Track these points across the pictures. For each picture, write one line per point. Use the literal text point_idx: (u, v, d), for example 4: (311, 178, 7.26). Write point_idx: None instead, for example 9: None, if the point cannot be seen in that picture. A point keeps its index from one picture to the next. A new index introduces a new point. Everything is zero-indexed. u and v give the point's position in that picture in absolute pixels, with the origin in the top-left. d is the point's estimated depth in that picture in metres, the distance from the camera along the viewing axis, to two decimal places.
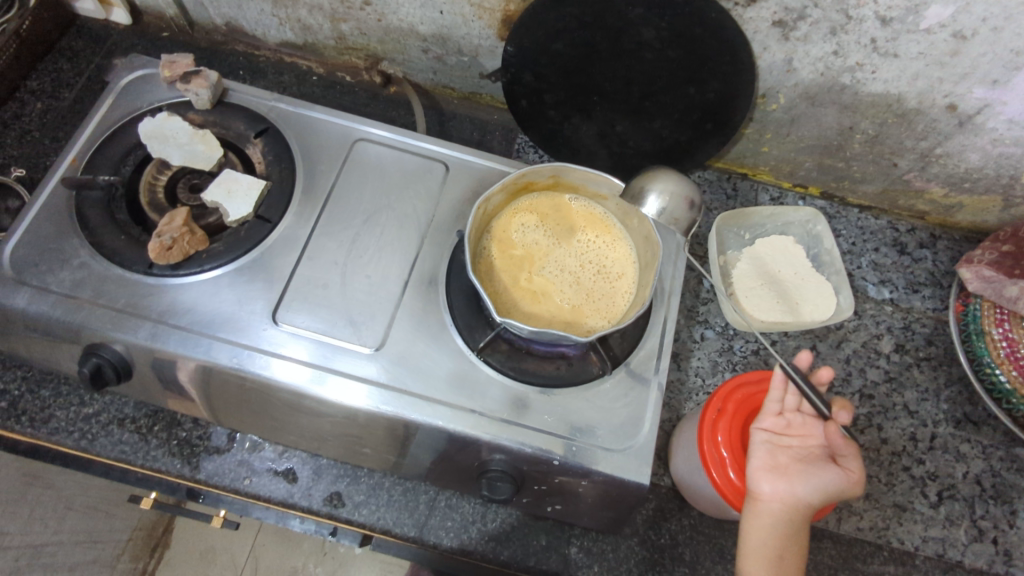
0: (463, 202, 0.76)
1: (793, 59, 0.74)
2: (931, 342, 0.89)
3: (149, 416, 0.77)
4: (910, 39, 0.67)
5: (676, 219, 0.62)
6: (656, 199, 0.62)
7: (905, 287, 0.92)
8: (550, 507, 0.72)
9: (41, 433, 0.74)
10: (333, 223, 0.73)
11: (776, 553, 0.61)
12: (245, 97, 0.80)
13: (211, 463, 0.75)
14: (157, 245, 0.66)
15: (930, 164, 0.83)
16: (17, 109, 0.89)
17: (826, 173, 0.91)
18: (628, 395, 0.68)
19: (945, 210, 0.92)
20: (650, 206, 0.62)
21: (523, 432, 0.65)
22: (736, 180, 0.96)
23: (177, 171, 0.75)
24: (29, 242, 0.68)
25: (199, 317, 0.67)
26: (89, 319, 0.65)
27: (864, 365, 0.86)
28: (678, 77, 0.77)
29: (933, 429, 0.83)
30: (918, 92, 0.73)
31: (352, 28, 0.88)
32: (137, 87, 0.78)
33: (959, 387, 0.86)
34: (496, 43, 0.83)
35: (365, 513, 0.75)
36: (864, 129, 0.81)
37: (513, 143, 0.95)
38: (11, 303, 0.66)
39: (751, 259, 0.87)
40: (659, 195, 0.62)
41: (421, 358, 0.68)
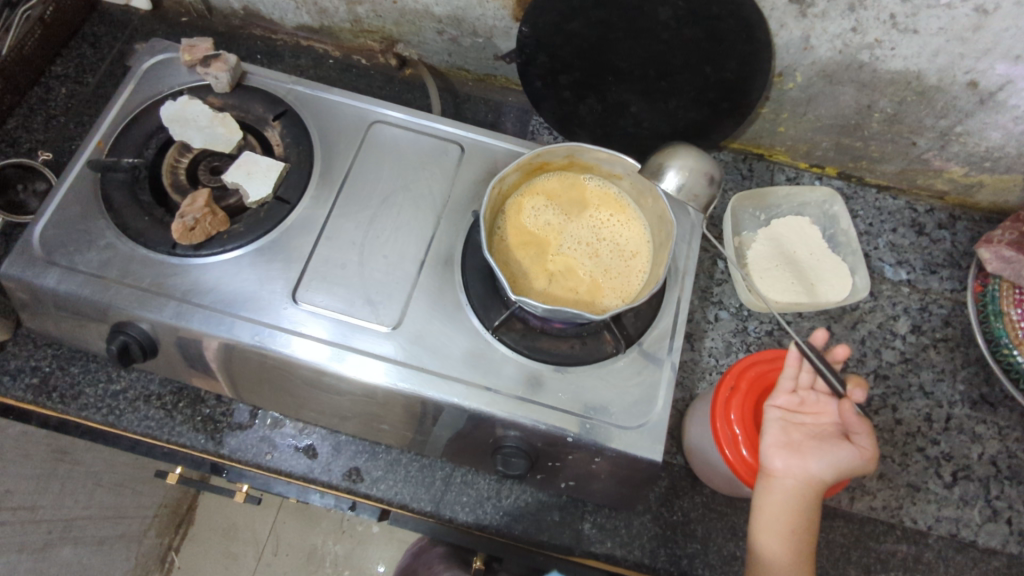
0: (479, 183, 0.77)
1: (811, 37, 0.73)
2: (949, 323, 0.88)
3: (175, 393, 0.79)
4: (930, 15, 0.66)
5: (696, 194, 0.62)
6: (675, 174, 0.62)
7: (922, 268, 0.91)
8: (564, 484, 0.73)
9: (71, 409, 0.77)
10: (351, 204, 0.74)
11: (790, 528, 0.62)
12: (264, 80, 0.81)
13: (234, 438, 0.77)
14: (180, 226, 0.68)
15: (950, 142, 0.82)
16: (43, 94, 0.91)
17: (844, 153, 0.91)
18: (641, 374, 0.69)
19: (965, 190, 0.91)
20: (669, 181, 0.62)
21: (538, 409, 0.66)
22: (751, 161, 0.96)
23: (198, 154, 0.76)
24: (57, 223, 0.70)
25: (221, 297, 0.68)
26: (116, 297, 0.67)
27: (879, 346, 0.86)
28: (695, 56, 0.77)
29: (949, 410, 0.83)
30: (938, 69, 0.72)
31: (368, 10, 0.89)
32: (158, 72, 0.80)
33: (976, 368, 0.85)
34: (510, 23, 0.84)
35: (383, 488, 0.76)
36: (882, 107, 0.80)
37: (528, 125, 0.96)
38: (41, 282, 0.68)
39: (766, 240, 0.87)
40: (678, 170, 0.62)
41: (437, 336, 0.69)
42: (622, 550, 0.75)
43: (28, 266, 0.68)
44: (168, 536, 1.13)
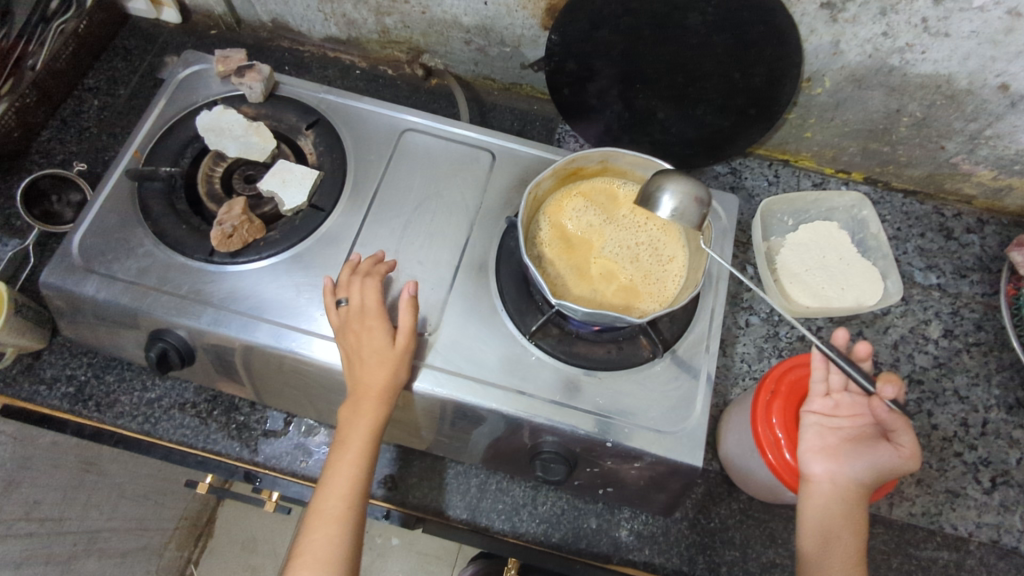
0: (511, 190, 0.77)
1: (841, 41, 0.73)
2: (981, 327, 0.87)
3: (209, 401, 0.80)
4: (963, 18, 0.66)
5: (690, 220, 0.61)
6: (670, 199, 0.61)
7: (952, 272, 0.90)
8: (602, 490, 0.73)
9: (107, 417, 0.78)
10: (385, 212, 0.75)
11: (841, 530, 0.61)
12: (296, 90, 0.82)
13: (268, 446, 0.78)
14: (219, 233, 0.69)
15: (979, 146, 0.82)
16: (76, 106, 0.92)
17: (871, 158, 0.91)
18: (678, 378, 0.69)
19: (993, 194, 0.91)
20: (664, 206, 0.62)
21: (576, 413, 0.66)
22: (778, 167, 0.96)
23: (232, 163, 0.77)
24: (95, 232, 0.71)
25: (259, 304, 0.69)
26: (154, 305, 0.68)
27: (912, 351, 0.85)
28: (723, 63, 0.77)
29: (984, 415, 0.82)
30: (969, 72, 0.72)
31: (396, 21, 0.90)
32: (192, 82, 0.81)
33: (1010, 372, 0.85)
34: (539, 32, 0.84)
35: (417, 495, 0.76)
36: (911, 111, 0.80)
37: (554, 132, 0.96)
38: (80, 290, 0.68)
39: (796, 245, 0.87)
40: (673, 195, 0.61)
41: (474, 342, 0.69)
42: (659, 558, 0.74)
43: (67, 274, 0.69)
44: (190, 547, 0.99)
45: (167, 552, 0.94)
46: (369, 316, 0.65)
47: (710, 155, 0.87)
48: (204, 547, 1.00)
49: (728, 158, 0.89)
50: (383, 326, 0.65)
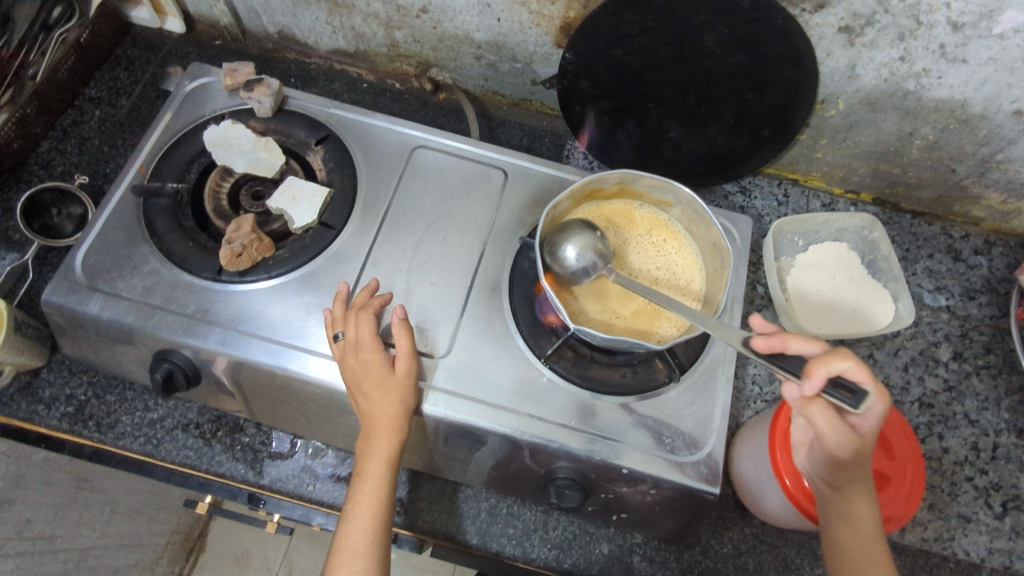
0: (523, 209, 0.76)
1: (857, 65, 0.73)
2: (990, 350, 0.87)
3: (213, 422, 0.79)
4: (981, 45, 0.66)
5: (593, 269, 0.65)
6: (571, 248, 0.65)
7: (961, 294, 0.90)
8: (616, 516, 0.72)
9: (106, 438, 0.77)
10: (396, 230, 0.74)
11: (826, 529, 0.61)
12: (305, 104, 0.80)
13: (274, 468, 0.77)
14: (228, 252, 0.68)
15: (990, 169, 0.82)
16: (77, 116, 0.91)
17: (880, 179, 0.91)
18: (694, 403, 0.68)
19: (1001, 216, 0.91)
20: (567, 256, 0.65)
21: (591, 439, 0.65)
22: (787, 186, 0.96)
23: (239, 179, 0.76)
24: (100, 249, 0.69)
25: (269, 324, 0.67)
26: (160, 325, 0.67)
27: (922, 374, 0.85)
28: (738, 84, 0.76)
29: (995, 439, 0.82)
30: (984, 97, 0.72)
31: (406, 35, 0.89)
32: (199, 96, 0.79)
33: (1020, 396, 0.84)
34: (552, 49, 0.84)
35: (427, 520, 0.75)
36: (924, 134, 0.80)
37: (563, 149, 0.95)
38: (84, 309, 0.67)
39: (806, 267, 0.87)
40: (574, 245, 0.65)
41: (488, 366, 0.68)
42: None
43: (71, 293, 0.67)
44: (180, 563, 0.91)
45: (156, 567, 0.87)
46: (365, 348, 0.63)
47: (721, 175, 0.87)
48: (196, 561, 0.93)
49: (738, 178, 0.88)
50: (381, 358, 0.63)
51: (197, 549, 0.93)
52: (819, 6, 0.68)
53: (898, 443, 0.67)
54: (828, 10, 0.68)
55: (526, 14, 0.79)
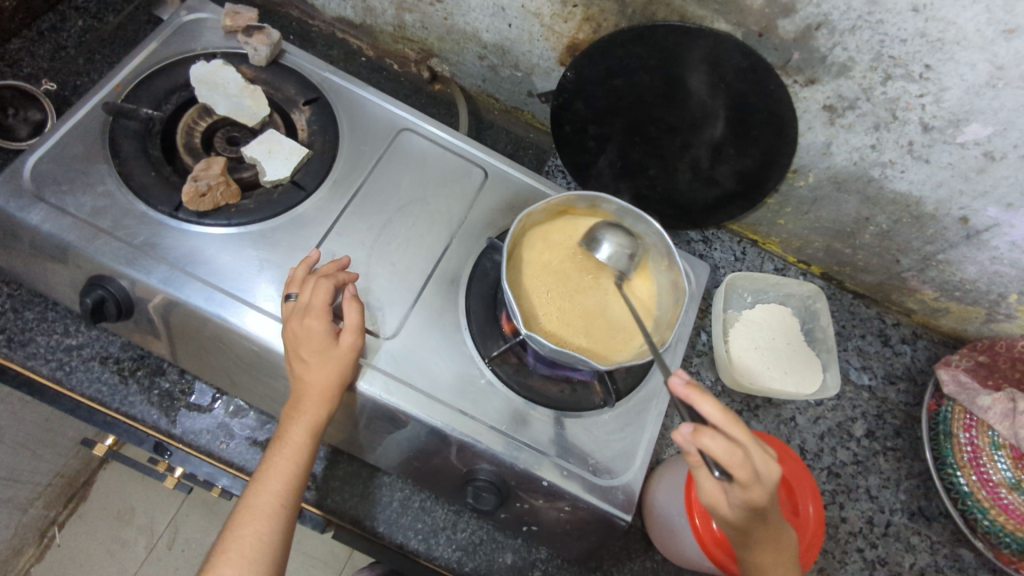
0: (496, 211, 0.77)
1: (833, 143, 0.77)
2: (899, 433, 0.92)
3: (135, 360, 0.76)
4: (944, 149, 0.71)
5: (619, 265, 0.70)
6: (608, 246, 0.70)
7: (883, 377, 0.95)
8: (527, 527, 0.72)
9: (16, 355, 0.73)
10: (367, 205, 0.73)
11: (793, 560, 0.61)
12: (301, 62, 0.79)
13: (189, 420, 0.75)
14: (191, 189, 0.66)
15: (930, 267, 0.87)
16: (57, 22, 0.87)
17: (831, 256, 0.95)
18: (623, 430, 0.70)
19: (931, 312, 0.95)
20: (604, 251, 0.70)
21: (518, 447, 0.65)
22: (746, 245, 1.00)
23: (217, 121, 0.74)
24: (56, 159, 0.66)
25: (217, 271, 0.66)
26: (102, 249, 0.64)
27: (835, 445, 0.90)
28: (723, 137, 0.79)
29: (889, 517, 0.87)
30: (936, 199, 0.77)
31: (415, 20, 0.89)
32: (192, 29, 0.77)
33: (918, 481, 0.89)
34: (555, 66, 0.86)
35: (336, 500, 0.74)
36: (878, 222, 0.85)
37: (544, 164, 0.97)
38: (24, 217, 0.64)
39: (749, 324, 0.91)
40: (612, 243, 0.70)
41: (432, 356, 0.67)
42: None
43: (13, 197, 0.64)
44: (58, 508, 0.81)
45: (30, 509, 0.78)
46: (312, 315, 0.62)
47: (688, 221, 0.90)
48: (74, 512, 0.82)
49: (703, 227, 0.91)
50: (326, 327, 0.62)
51: (78, 499, 0.82)
52: (810, 81, 0.72)
53: (800, 487, 0.70)
54: (817, 87, 0.72)
55: (537, 26, 0.81)
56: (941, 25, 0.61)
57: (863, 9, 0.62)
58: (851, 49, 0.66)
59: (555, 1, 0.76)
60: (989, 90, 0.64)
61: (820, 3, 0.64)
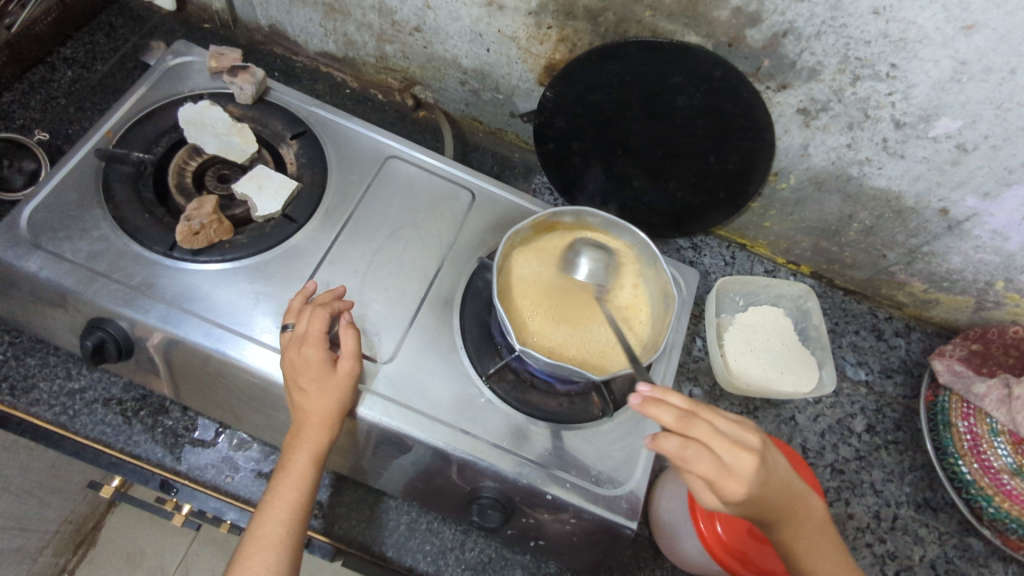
0: (485, 231, 0.78)
1: (809, 145, 0.79)
2: (899, 427, 0.93)
3: (137, 400, 0.77)
4: (918, 144, 0.73)
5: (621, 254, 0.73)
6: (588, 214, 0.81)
7: (879, 371, 0.96)
8: (534, 542, 0.72)
9: (20, 403, 0.74)
10: (358, 233, 0.74)
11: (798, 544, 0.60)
12: (287, 98, 0.81)
13: (193, 455, 0.76)
14: (185, 229, 0.67)
15: (916, 260, 0.89)
16: (47, 74, 0.89)
17: (819, 255, 0.97)
18: (624, 439, 0.70)
19: (921, 304, 0.96)
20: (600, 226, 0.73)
21: (521, 463, 0.66)
22: (735, 250, 1.01)
23: (207, 160, 0.76)
24: (51, 207, 0.68)
25: (213, 307, 0.67)
26: (100, 292, 0.65)
27: (837, 441, 0.90)
28: (702, 145, 0.80)
29: (895, 510, 0.87)
30: (916, 193, 0.79)
31: (396, 50, 0.92)
32: (179, 73, 0.79)
33: (921, 473, 0.90)
34: (534, 86, 0.88)
35: (343, 527, 0.75)
36: (861, 219, 0.86)
37: (531, 182, 0.99)
38: (22, 265, 0.65)
39: (744, 326, 0.91)
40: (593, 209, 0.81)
41: (429, 376, 0.68)
42: None
43: (10, 246, 0.65)
44: (67, 555, 0.71)
45: None
46: (309, 343, 0.63)
47: (677, 228, 0.91)
48: (84, 557, 0.72)
49: (692, 234, 0.93)
50: (323, 354, 0.62)
51: (87, 544, 0.73)
52: (782, 87, 0.74)
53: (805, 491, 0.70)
54: (789, 91, 0.74)
55: (515, 49, 0.83)
56: (903, 26, 0.63)
57: (826, 14, 0.64)
58: (819, 53, 0.68)
59: (529, 24, 0.79)
60: (954, 85, 0.65)
61: (785, 11, 0.66)
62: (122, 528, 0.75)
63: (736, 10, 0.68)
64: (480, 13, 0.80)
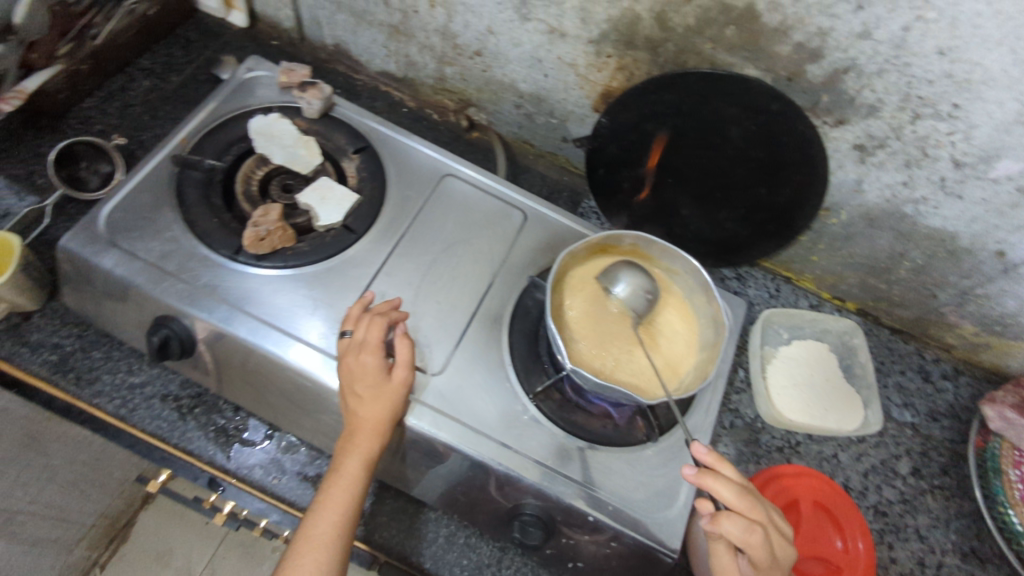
0: (537, 251, 0.80)
1: (864, 181, 0.79)
2: (946, 472, 0.90)
3: (192, 398, 0.79)
4: (976, 185, 0.72)
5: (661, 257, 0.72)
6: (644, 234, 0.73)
7: (925, 414, 0.94)
8: (571, 564, 0.72)
9: (83, 394, 0.77)
10: (413, 247, 0.76)
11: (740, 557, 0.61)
12: (351, 114, 0.84)
13: (243, 455, 0.78)
14: (252, 234, 0.70)
15: (969, 301, 0.87)
16: (126, 83, 0.94)
17: (867, 292, 0.96)
18: (668, 466, 0.70)
19: (971, 347, 0.95)
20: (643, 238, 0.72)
21: (565, 482, 0.66)
22: (780, 282, 1.01)
23: (273, 169, 0.79)
24: (127, 207, 0.71)
25: (274, 311, 0.69)
26: (169, 290, 0.68)
27: (881, 483, 0.88)
28: (755, 176, 0.81)
29: (941, 558, 0.84)
30: (972, 234, 0.78)
31: (455, 72, 0.95)
32: (251, 87, 0.83)
33: (969, 521, 0.87)
34: (589, 112, 0.90)
35: (382, 536, 0.75)
36: (913, 257, 0.85)
37: (578, 206, 1.00)
38: (98, 261, 0.68)
39: (788, 360, 0.91)
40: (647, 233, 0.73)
41: (477, 390, 0.69)
42: None
43: (88, 243, 0.68)
44: (100, 549, 0.73)
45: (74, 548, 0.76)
46: (366, 350, 0.64)
47: (724, 258, 0.92)
48: (116, 553, 0.73)
49: (738, 265, 0.93)
50: (379, 361, 0.64)
51: (121, 539, 0.74)
52: (839, 122, 0.74)
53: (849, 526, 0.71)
54: (847, 127, 0.74)
55: (572, 76, 0.85)
56: (968, 67, 0.63)
57: (890, 53, 0.65)
58: (879, 91, 0.69)
59: (589, 52, 0.81)
60: (1018, 127, 0.65)
61: (847, 48, 0.67)
62: (151, 526, 0.76)
63: (797, 45, 0.69)
64: (541, 39, 0.82)
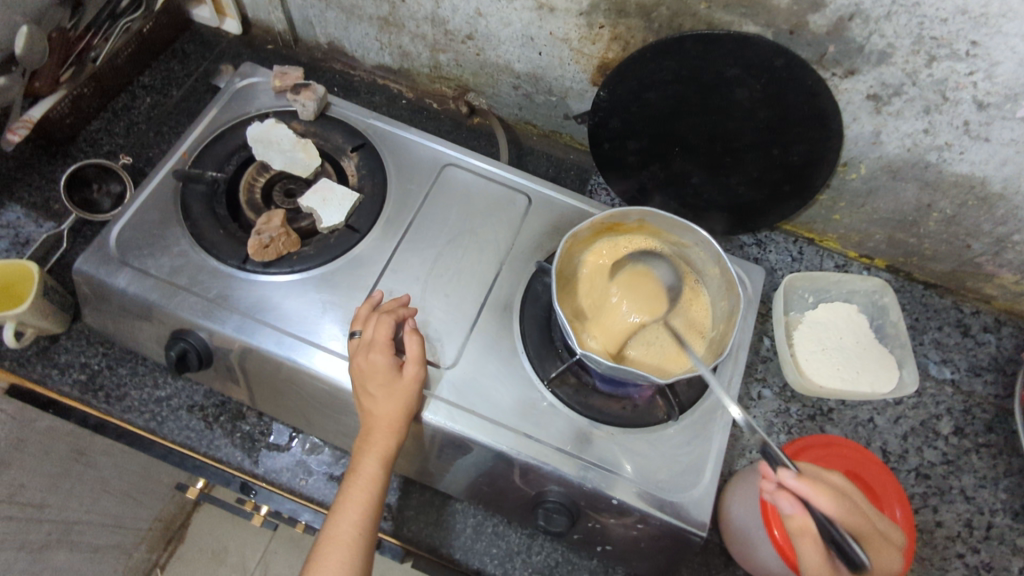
0: (543, 235, 0.78)
1: (881, 132, 0.75)
2: (992, 429, 0.87)
3: (217, 407, 0.81)
4: (1004, 126, 0.68)
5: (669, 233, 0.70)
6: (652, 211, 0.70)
7: (967, 369, 0.90)
8: (600, 548, 0.72)
9: (113, 409, 0.79)
10: (418, 241, 0.76)
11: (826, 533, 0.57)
12: (347, 112, 0.84)
13: (270, 459, 0.79)
14: (256, 242, 0.70)
15: (1006, 249, 0.83)
16: (129, 101, 0.96)
17: (896, 247, 0.91)
18: (690, 443, 0.68)
19: (1013, 296, 0.90)
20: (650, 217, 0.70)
21: (586, 467, 0.66)
22: (802, 244, 0.97)
23: (275, 175, 0.79)
24: (135, 226, 0.72)
25: (285, 316, 0.70)
26: (181, 304, 0.69)
27: (921, 444, 0.85)
28: (765, 137, 0.77)
29: (989, 518, 0.81)
30: (1004, 178, 0.74)
31: (450, 59, 0.93)
32: (247, 94, 0.83)
33: (1018, 478, 0.83)
34: (587, 87, 0.87)
35: (411, 529, 0.76)
36: (941, 207, 0.81)
37: (587, 183, 0.98)
38: (112, 281, 0.70)
39: (815, 325, 0.88)
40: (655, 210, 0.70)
41: (491, 379, 0.69)
42: None
43: (101, 265, 0.70)
44: (158, 550, 0.81)
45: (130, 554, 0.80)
46: (375, 349, 0.64)
47: (740, 224, 0.88)
48: (173, 552, 0.82)
49: (756, 230, 0.89)
50: (389, 359, 0.64)
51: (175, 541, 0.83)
52: (849, 73, 0.70)
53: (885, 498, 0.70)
54: (858, 77, 0.70)
55: (566, 51, 0.83)
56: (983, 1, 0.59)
57: None
58: (889, 35, 0.65)
59: (581, 25, 0.78)
60: None
61: None
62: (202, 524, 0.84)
63: None
64: (531, 16, 0.80)
